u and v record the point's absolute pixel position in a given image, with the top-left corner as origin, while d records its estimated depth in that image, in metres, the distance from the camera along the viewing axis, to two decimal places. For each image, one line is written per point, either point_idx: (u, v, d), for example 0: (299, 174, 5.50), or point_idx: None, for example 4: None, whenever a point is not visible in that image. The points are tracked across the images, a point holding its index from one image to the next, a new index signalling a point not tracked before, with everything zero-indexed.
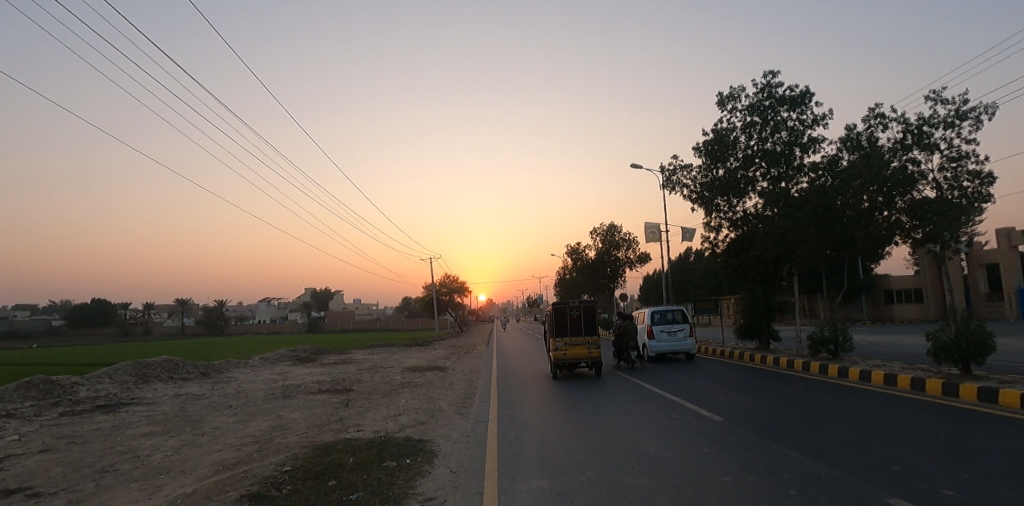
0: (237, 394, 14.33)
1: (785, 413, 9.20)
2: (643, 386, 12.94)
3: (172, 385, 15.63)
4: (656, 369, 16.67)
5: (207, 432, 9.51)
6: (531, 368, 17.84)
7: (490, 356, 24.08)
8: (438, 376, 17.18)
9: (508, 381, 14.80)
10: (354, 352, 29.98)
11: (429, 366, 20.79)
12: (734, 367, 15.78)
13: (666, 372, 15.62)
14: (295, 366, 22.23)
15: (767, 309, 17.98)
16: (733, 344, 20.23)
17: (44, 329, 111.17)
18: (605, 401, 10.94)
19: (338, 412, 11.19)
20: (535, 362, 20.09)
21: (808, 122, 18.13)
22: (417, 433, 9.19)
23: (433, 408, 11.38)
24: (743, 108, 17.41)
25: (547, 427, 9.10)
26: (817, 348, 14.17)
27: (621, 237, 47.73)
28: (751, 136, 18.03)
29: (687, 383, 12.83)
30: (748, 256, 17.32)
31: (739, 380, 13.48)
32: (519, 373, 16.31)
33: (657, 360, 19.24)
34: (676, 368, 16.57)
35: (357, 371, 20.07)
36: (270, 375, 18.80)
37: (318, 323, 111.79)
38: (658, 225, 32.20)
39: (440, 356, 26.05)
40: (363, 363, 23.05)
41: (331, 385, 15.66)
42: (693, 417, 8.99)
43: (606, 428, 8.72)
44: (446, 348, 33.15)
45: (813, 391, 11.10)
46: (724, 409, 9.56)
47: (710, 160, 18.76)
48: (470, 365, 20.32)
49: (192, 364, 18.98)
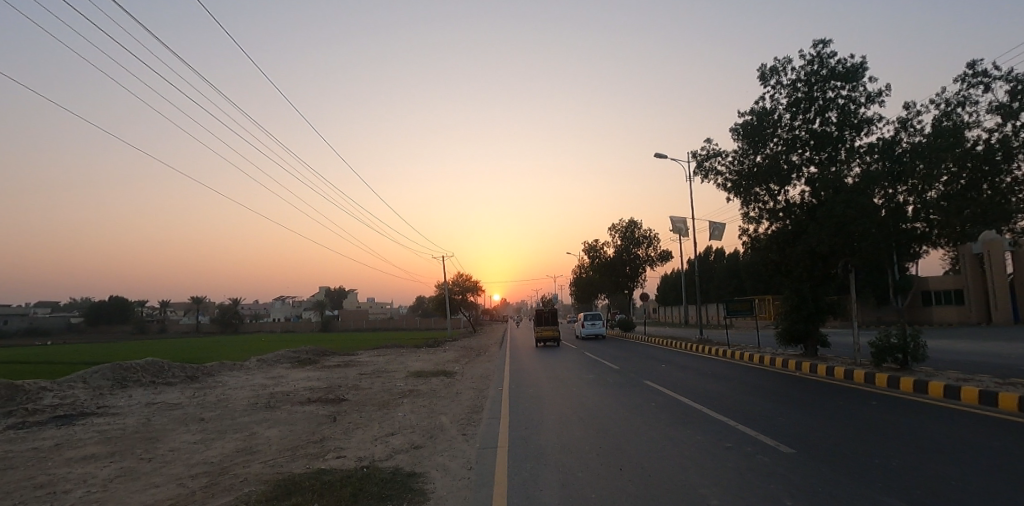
0: (217, 403, 12.80)
1: (874, 445, 7.24)
2: (680, 401, 11.06)
3: (150, 393, 14.22)
4: (688, 377, 14.73)
5: (156, 457, 7.86)
6: (547, 375, 16.05)
7: (501, 360, 22.33)
8: (444, 384, 15.50)
9: (521, 391, 13.03)
10: (359, 354, 28.40)
11: (435, 371, 19.15)
12: (781, 376, 13.72)
13: (702, 382, 13.69)
14: (292, 369, 20.69)
15: (814, 311, 15.75)
16: (771, 351, 18.04)
17: (63, 326, 112.65)
18: (638, 422, 9.06)
19: (321, 431, 9.48)
20: (551, 367, 18.31)
21: (862, 99, 16.00)
22: (408, 463, 7.42)
23: (433, 426, 9.62)
24: (788, 83, 15.33)
25: (569, 458, 7.23)
26: (881, 357, 12.06)
27: (641, 234, 45.60)
28: (795, 116, 16.01)
29: (732, 399, 10.89)
30: (794, 251, 15.24)
31: (791, 392, 11.46)
32: (534, 382, 14.52)
33: (687, 366, 17.28)
34: (712, 376, 14.60)
35: (357, 376, 18.51)
36: (262, 380, 17.33)
37: (330, 321, 111.20)
38: (683, 219, 30.11)
39: (449, 359, 24.41)
40: (366, 366, 21.52)
41: (323, 394, 14.06)
42: (757, 447, 7.10)
43: (647, 461, 6.88)
44: (457, 350, 31.66)
45: (893, 411, 9.11)
46: (790, 436, 7.65)
47: (748, 144, 16.74)
48: (480, 371, 18.57)
49: (179, 366, 17.66)
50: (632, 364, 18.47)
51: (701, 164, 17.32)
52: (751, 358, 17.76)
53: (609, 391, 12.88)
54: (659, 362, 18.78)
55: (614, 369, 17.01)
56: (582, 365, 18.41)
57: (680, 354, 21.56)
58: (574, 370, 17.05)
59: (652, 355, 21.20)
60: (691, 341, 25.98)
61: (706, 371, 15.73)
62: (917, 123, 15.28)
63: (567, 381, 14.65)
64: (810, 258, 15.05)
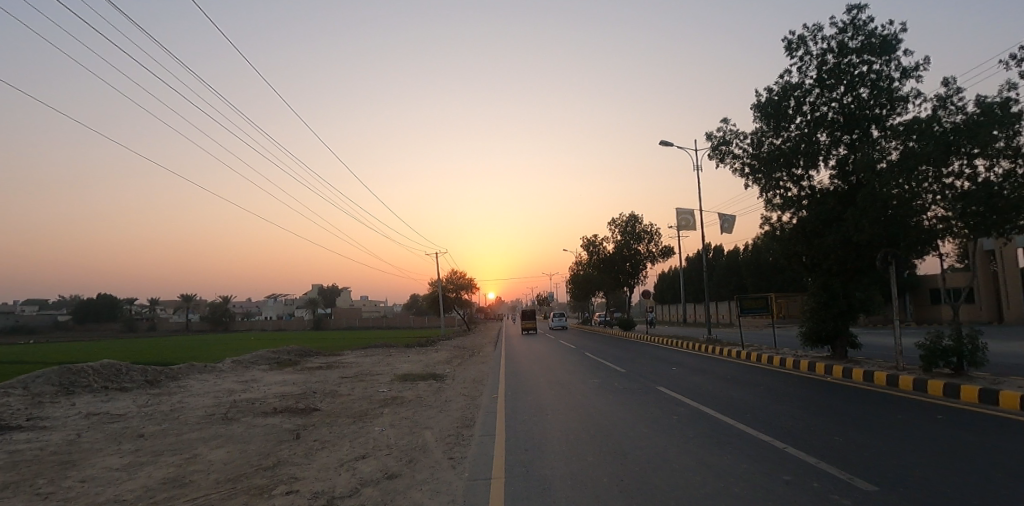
0: (168, 414, 11.08)
1: (973, 476, 5.66)
2: (706, 414, 9.47)
3: (96, 401, 12.48)
4: (705, 382, 13.16)
5: (56, 493, 6.15)
6: (548, 378, 14.45)
7: (496, 362, 20.69)
8: (433, 389, 13.88)
9: (519, 400, 11.43)
10: (345, 354, 26.68)
11: (424, 374, 17.51)
12: (812, 382, 12.17)
13: (725, 389, 12.09)
14: (268, 372, 18.92)
15: (846, 309, 14.12)
16: (792, 352, 16.48)
17: (49, 323, 110.06)
18: (662, 443, 7.44)
19: (277, 453, 7.80)
20: (550, 369, 16.71)
21: (898, 72, 14.48)
22: (375, 500, 5.78)
23: (413, 446, 7.97)
24: (818, 53, 13.78)
25: (584, 496, 5.58)
26: (933, 360, 10.48)
27: (642, 229, 44.02)
28: (821, 92, 14.56)
29: (768, 412, 9.28)
30: (825, 241, 13.75)
31: (832, 402, 9.87)
32: (533, 388, 12.90)
33: (701, 369, 15.70)
34: (733, 381, 13.01)
35: (338, 379, 16.82)
36: (230, 385, 15.58)
37: (322, 320, 109.14)
38: (689, 211, 28.60)
39: (440, 360, 22.76)
40: (350, 368, 19.80)
41: (294, 401, 12.40)
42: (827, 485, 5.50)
43: (685, 501, 5.28)
44: (450, 350, 29.92)
45: (972, 428, 7.51)
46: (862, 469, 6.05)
47: (771, 124, 15.25)
48: (473, 374, 16.91)
49: (138, 369, 15.93)
50: (640, 366, 16.86)
51: (717, 147, 15.79)
52: (772, 360, 16.15)
53: (619, 398, 11.27)
54: (669, 363, 17.21)
55: (620, 372, 15.41)
56: (585, 368, 16.79)
57: (689, 354, 19.99)
58: (577, 373, 15.47)
59: (659, 356, 19.63)
60: (698, 341, 24.44)
61: (724, 375, 14.14)
62: (958, 100, 13.82)
63: (569, 387, 13.02)
64: (839, 248, 13.62)
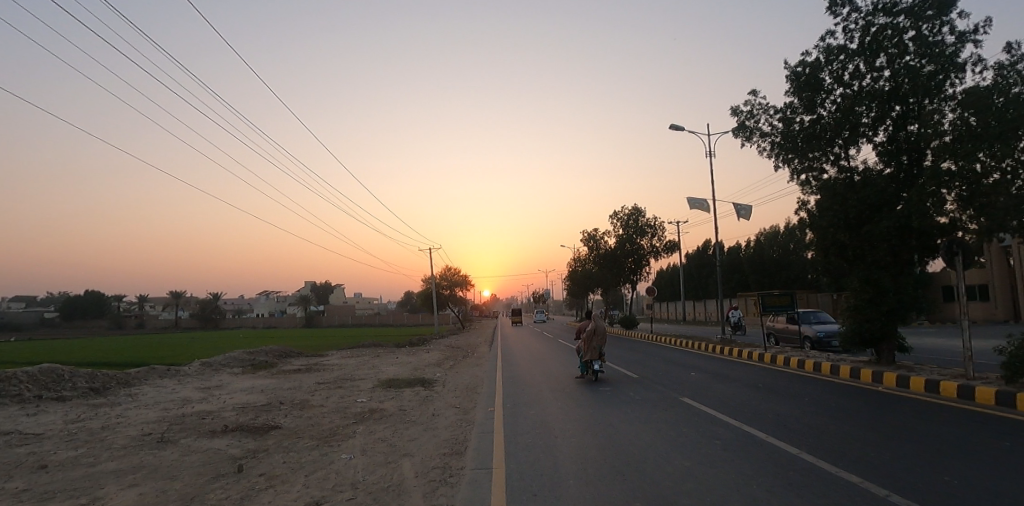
0: (96, 433, 9.13)
1: None
2: (755, 439, 7.60)
3: (18, 415, 10.50)
4: (735, 391, 11.39)
5: None
6: (553, 387, 12.59)
7: (492, 365, 18.88)
8: (420, 399, 12.01)
9: (520, 415, 9.61)
10: (329, 355, 24.78)
11: (411, 379, 15.64)
12: (864, 395, 10.40)
13: (763, 401, 10.29)
14: (238, 376, 16.96)
15: (897, 307, 12.31)
16: (825, 355, 14.71)
17: (33, 320, 107.23)
18: (715, 484, 5.58)
19: (204, 496, 5.89)
20: (553, 375, 14.87)
21: (957, 33, 12.69)
22: None
23: (385, 486, 6.07)
24: (866, 13, 12.09)
25: None
26: (1019, 370, 8.73)
27: (647, 222, 42.23)
28: (866, 59, 12.88)
29: (833, 440, 7.42)
30: (875, 229, 12.11)
31: (906, 424, 8.09)
32: (536, 399, 11.05)
33: (723, 374, 13.91)
34: (768, 389, 11.21)
35: (314, 385, 14.94)
36: (188, 393, 13.64)
37: (314, 317, 106.72)
38: (701, 200, 26.85)
39: (431, 363, 20.86)
40: (331, 372, 17.88)
41: (256, 414, 10.51)
42: None
43: None
44: (443, 350, 28.11)
45: None
46: None
47: (808, 95, 13.62)
48: (467, 380, 15.05)
49: (84, 375, 13.96)
50: (654, 371, 15.05)
51: (744, 124, 13.96)
52: (803, 364, 14.37)
53: (640, 413, 9.47)
54: (685, 367, 15.41)
55: (634, 379, 13.60)
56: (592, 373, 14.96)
57: (703, 356, 18.24)
58: (584, 380, 13.67)
59: (671, 359, 17.90)
60: (710, 341, 22.67)
61: (754, 382, 12.34)
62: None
63: (578, 396, 11.22)
64: (889, 236, 12.01)
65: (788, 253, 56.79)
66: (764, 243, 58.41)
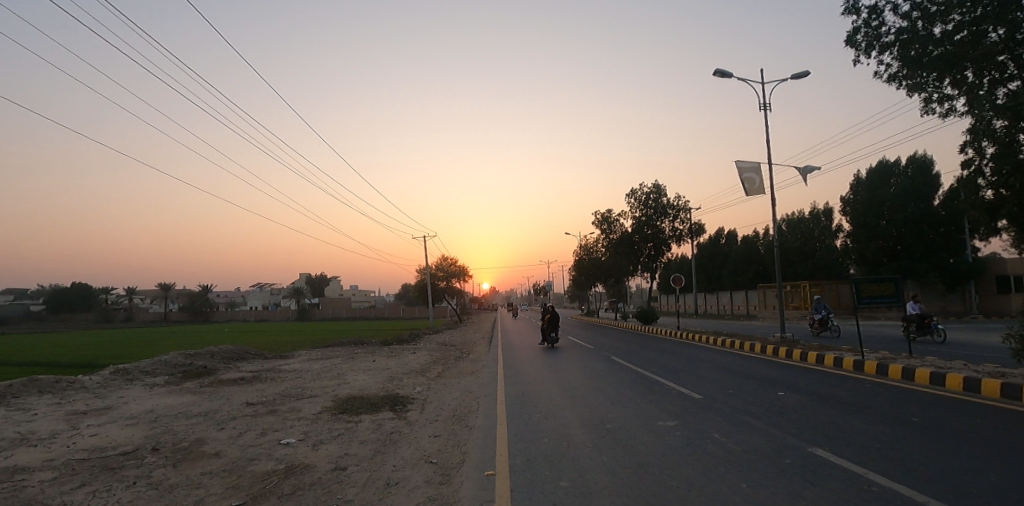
0: None
1: None
2: None
3: None
4: (887, 428, 6.98)
5: None
6: (585, 421, 8.18)
7: (492, 374, 14.51)
8: (378, 442, 7.57)
9: (543, 496, 5.12)
10: (292, 357, 20.39)
11: (379, 397, 11.28)
12: None
13: (971, 455, 5.81)
14: (150, 391, 12.61)
15: None
16: (965, 365, 10.22)
17: (20, 313, 103.01)
18: None
19: None
20: (578, 395, 10.55)
21: None
22: None
23: None
24: None
25: None
26: None
27: (667, 202, 37.75)
28: None
29: None
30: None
31: None
32: (565, 448, 6.63)
33: (829, 394, 9.50)
34: (950, 430, 6.77)
35: (240, 407, 10.53)
36: (43, 425, 9.20)
37: (308, 310, 102.86)
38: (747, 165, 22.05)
39: (413, 368, 16.45)
40: (278, 384, 13.51)
41: (86, 481, 6.08)
42: None
43: None
44: (432, 350, 23.62)
45: None
46: None
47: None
48: (456, 400, 10.68)
49: None
50: (719, 388, 10.65)
51: (867, 29, 9.48)
52: (941, 379, 9.79)
53: (771, 492, 5.00)
54: (761, 382, 10.99)
55: (701, 404, 9.18)
56: (633, 392, 10.61)
57: (769, 364, 13.86)
58: (626, 406, 9.24)
59: (730, 368, 13.48)
60: (762, 341, 18.24)
61: (902, 410, 7.88)
62: None
63: (633, 443, 6.74)
64: None
65: (811, 241, 52.43)
66: (785, 231, 53.74)
